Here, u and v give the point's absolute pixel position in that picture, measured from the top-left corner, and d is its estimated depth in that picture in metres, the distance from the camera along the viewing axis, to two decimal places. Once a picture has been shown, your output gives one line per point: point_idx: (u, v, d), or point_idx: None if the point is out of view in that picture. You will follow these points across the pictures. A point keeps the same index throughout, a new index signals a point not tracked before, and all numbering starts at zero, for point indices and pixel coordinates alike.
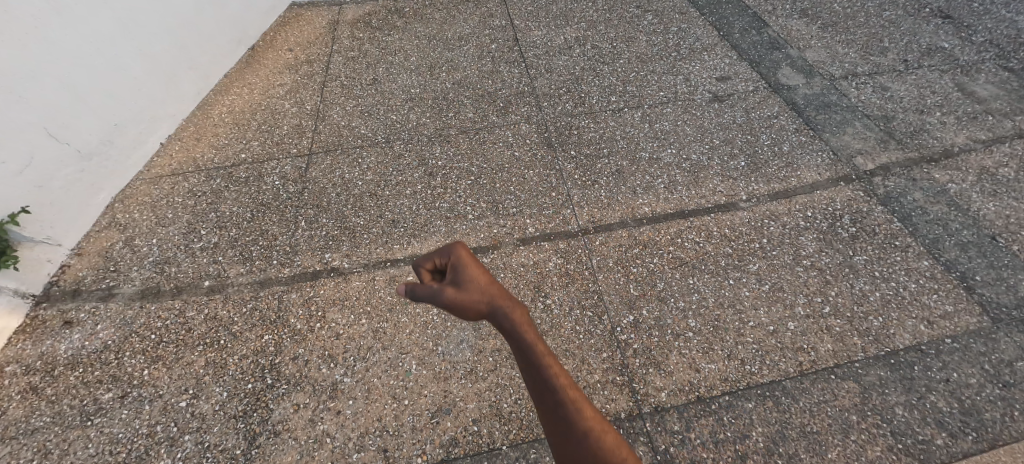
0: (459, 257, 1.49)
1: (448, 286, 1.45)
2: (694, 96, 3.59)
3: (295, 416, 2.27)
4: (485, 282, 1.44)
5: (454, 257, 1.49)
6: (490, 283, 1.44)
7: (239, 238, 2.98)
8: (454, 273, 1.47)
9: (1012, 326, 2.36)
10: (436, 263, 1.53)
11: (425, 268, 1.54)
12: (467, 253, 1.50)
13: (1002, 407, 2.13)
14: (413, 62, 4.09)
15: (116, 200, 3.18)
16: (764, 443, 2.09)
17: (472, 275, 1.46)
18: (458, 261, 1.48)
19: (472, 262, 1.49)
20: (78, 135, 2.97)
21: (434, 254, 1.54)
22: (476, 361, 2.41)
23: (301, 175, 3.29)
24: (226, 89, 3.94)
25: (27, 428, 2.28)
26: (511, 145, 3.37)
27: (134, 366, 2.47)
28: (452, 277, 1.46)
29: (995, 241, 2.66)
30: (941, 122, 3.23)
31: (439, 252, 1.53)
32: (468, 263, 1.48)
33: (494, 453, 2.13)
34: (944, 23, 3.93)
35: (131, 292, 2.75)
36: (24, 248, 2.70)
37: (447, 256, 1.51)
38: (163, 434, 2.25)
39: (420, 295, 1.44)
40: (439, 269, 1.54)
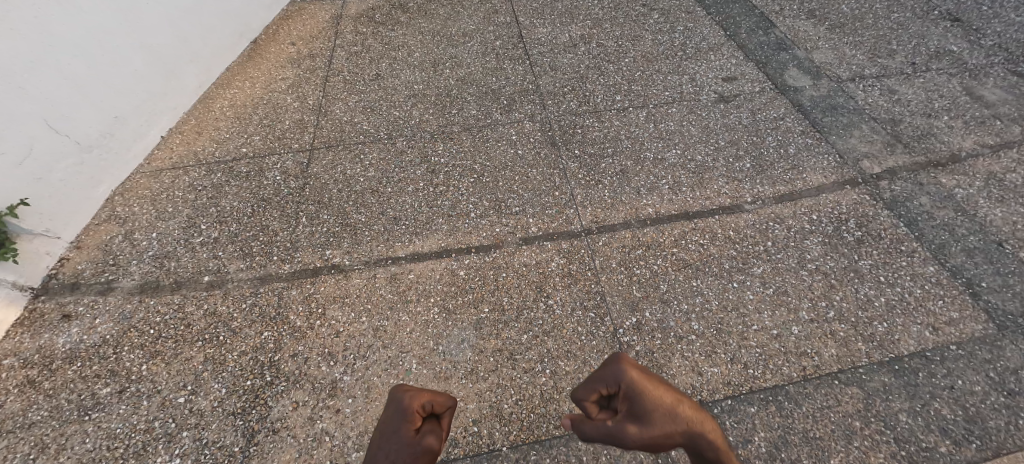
0: (630, 383, 1.52)
1: (626, 420, 1.47)
2: (699, 97, 3.56)
3: (294, 413, 2.26)
4: (659, 404, 1.50)
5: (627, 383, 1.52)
6: (652, 382, 1.54)
7: (240, 233, 2.95)
8: (628, 404, 1.50)
9: (1017, 333, 2.34)
10: (600, 391, 1.54)
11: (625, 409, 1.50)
12: (633, 368, 1.55)
13: (1007, 415, 2.12)
14: (417, 58, 4.06)
15: (115, 193, 3.16)
16: (766, 448, 2.08)
17: (654, 402, 1.50)
18: (633, 387, 1.51)
19: (635, 368, 1.56)
20: (78, 127, 2.94)
21: (596, 383, 1.55)
22: (477, 360, 2.39)
23: (302, 171, 3.26)
24: (228, 82, 3.91)
25: (24, 422, 2.26)
26: (514, 144, 3.34)
27: (132, 361, 2.46)
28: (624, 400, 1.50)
29: (1001, 247, 2.64)
30: (949, 126, 3.21)
31: (604, 380, 1.54)
32: (632, 370, 1.55)
33: (494, 454, 2.11)
34: (952, 26, 3.90)
35: (130, 287, 2.73)
36: (23, 240, 2.68)
37: (614, 381, 1.53)
38: (161, 430, 2.23)
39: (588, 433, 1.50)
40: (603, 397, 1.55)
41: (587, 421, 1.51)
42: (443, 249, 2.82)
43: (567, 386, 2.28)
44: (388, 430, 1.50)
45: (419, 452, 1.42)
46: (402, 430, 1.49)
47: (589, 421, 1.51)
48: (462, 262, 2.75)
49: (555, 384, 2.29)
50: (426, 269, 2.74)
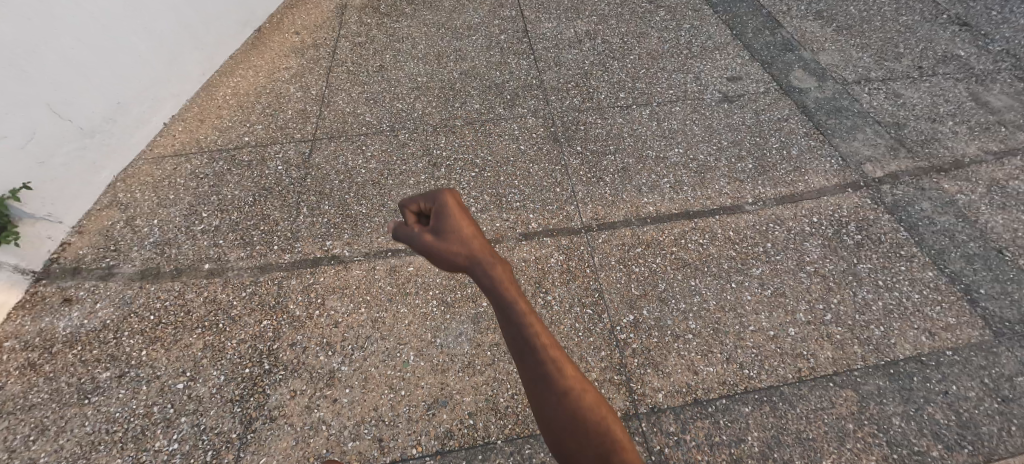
0: (443, 205, 1.26)
1: (429, 231, 1.24)
2: (704, 96, 3.54)
3: (292, 402, 2.27)
4: (467, 236, 1.23)
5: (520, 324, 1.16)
6: (475, 236, 1.24)
7: (240, 222, 2.96)
8: (436, 222, 1.24)
9: (1014, 341, 2.34)
10: (418, 207, 1.29)
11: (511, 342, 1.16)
12: (454, 201, 1.27)
13: (999, 421, 2.13)
14: (420, 50, 4.05)
15: (117, 179, 3.17)
16: (759, 448, 2.09)
17: (459, 233, 1.23)
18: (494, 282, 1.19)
19: (460, 212, 1.26)
20: (80, 111, 2.94)
21: (420, 197, 1.30)
22: (474, 354, 2.40)
23: (304, 161, 3.27)
24: (231, 70, 3.91)
25: (24, 404, 2.28)
26: (517, 139, 3.34)
27: (132, 346, 2.47)
28: (433, 227, 1.24)
29: (1001, 254, 2.64)
30: (953, 132, 3.20)
31: (425, 196, 1.29)
32: (455, 213, 1.25)
33: (489, 447, 2.13)
34: (961, 30, 3.87)
35: (131, 273, 2.74)
36: (25, 224, 2.69)
37: (431, 201, 1.28)
38: (159, 415, 2.25)
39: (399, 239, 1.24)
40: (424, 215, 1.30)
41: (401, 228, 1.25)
42: None
43: None
44: None
45: None
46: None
47: (408, 228, 1.25)
48: None
49: None
50: (426, 262, 2.74)
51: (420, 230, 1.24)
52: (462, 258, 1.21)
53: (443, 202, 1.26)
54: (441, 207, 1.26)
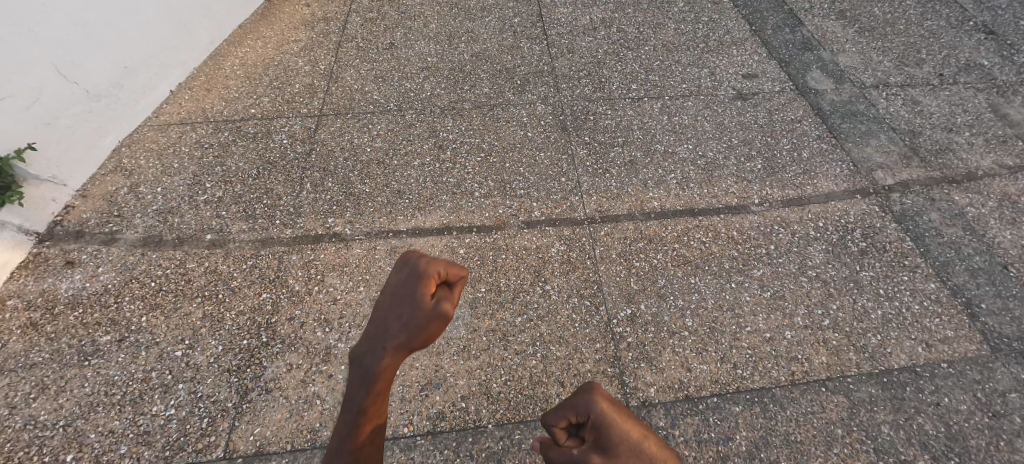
0: (600, 411, 1.27)
1: (592, 450, 1.23)
2: (717, 92, 3.48)
3: (288, 375, 2.30)
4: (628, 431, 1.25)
5: (596, 414, 1.27)
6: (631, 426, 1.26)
7: (244, 194, 2.96)
8: (597, 436, 1.25)
9: (1011, 357, 2.33)
10: (567, 420, 1.29)
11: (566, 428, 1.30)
12: (605, 401, 1.30)
13: (989, 436, 2.13)
14: (432, 30, 3.98)
15: (123, 144, 3.16)
16: (747, 447, 2.10)
17: (621, 432, 1.25)
18: (601, 418, 1.27)
19: (609, 404, 1.30)
20: (88, 74, 2.93)
21: (565, 410, 1.30)
22: (469, 339, 2.41)
23: (310, 136, 3.24)
24: (240, 40, 3.86)
25: (25, 363, 2.32)
26: (525, 125, 3.30)
27: (133, 311, 2.50)
28: (594, 436, 1.25)
29: (1006, 270, 2.61)
30: (968, 143, 3.14)
31: (570, 406, 1.30)
32: (608, 409, 1.28)
33: (479, 430, 2.15)
34: (987, 39, 3.78)
35: (134, 239, 2.76)
36: (29, 185, 2.70)
37: (581, 411, 1.28)
38: (157, 381, 2.28)
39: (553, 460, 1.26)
40: (574, 425, 1.30)
41: (553, 448, 1.28)
42: (445, 227, 2.81)
43: (556, 371, 2.31)
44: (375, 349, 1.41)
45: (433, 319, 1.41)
46: (419, 294, 1.44)
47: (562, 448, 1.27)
48: (463, 241, 2.75)
49: (545, 368, 2.32)
50: (427, 245, 2.74)
51: (581, 450, 1.24)
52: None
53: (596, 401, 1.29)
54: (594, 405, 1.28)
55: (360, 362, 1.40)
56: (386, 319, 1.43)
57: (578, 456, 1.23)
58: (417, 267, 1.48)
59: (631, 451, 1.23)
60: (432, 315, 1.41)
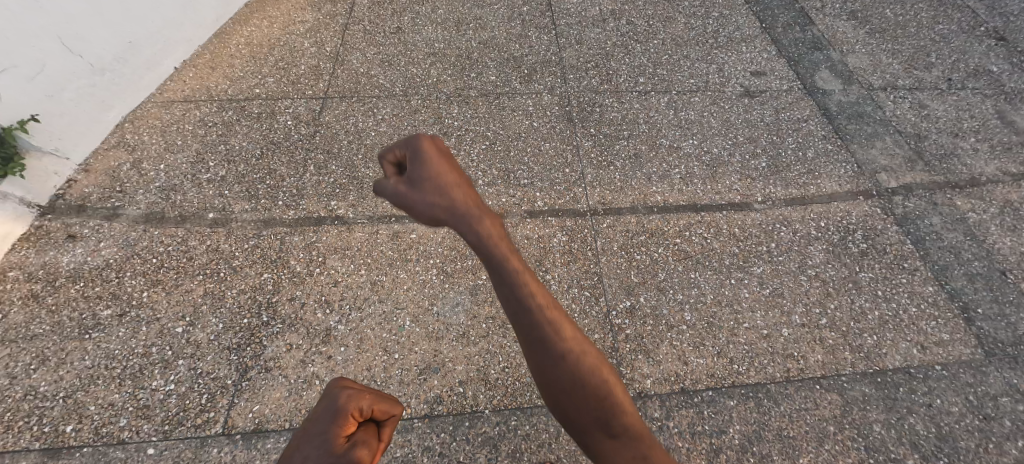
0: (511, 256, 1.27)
1: (404, 180, 1.30)
2: (725, 88, 3.47)
3: (287, 354, 2.32)
4: (439, 172, 1.29)
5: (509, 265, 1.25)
6: (457, 184, 1.30)
7: (247, 174, 2.95)
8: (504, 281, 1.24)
9: (1004, 362, 2.36)
10: (394, 157, 1.33)
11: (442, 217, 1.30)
12: (434, 148, 1.32)
13: (978, 437, 2.16)
14: (440, 16, 3.95)
15: (126, 119, 3.14)
16: (740, 440, 2.13)
17: (434, 170, 1.29)
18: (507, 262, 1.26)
19: (442, 159, 1.32)
20: (92, 47, 2.90)
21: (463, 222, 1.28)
22: (469, 325, 2.43)
23: (314, 118, 3.23)
24: (245, 19, 3.84)
25: (27, 334, 2.33)
26: (530, 115, 3.28)
27: (134, 287, 2.51)
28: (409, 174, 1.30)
29: (1004, 276, 2.63)
30: (973, 149, 3.14)
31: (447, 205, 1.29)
32: (430, 152, 1.31)
33: (476, 415, 2.17)
34: (997, 45, 3.76)
35: (136, 215, 2.76)
36: (32, 157, 2.69)
37: (405, 149, 1.32)
38: (158, 356, 2.30)
39: (385, 193, 1.31)
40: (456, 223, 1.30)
41: (382, 181, 1.32)
42: None
43: None
44: None
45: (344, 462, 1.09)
46: (327, 434, 1.14)
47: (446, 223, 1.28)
48: None
49: None
50: (429, 231, 2.74)
51: (395, 183, 1.31)
52: (439, 210, 1.27)
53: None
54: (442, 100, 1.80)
55: None
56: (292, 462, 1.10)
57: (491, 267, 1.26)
58: (336, 401, 1.20)
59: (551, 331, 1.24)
60: (350, 457, 1.09)
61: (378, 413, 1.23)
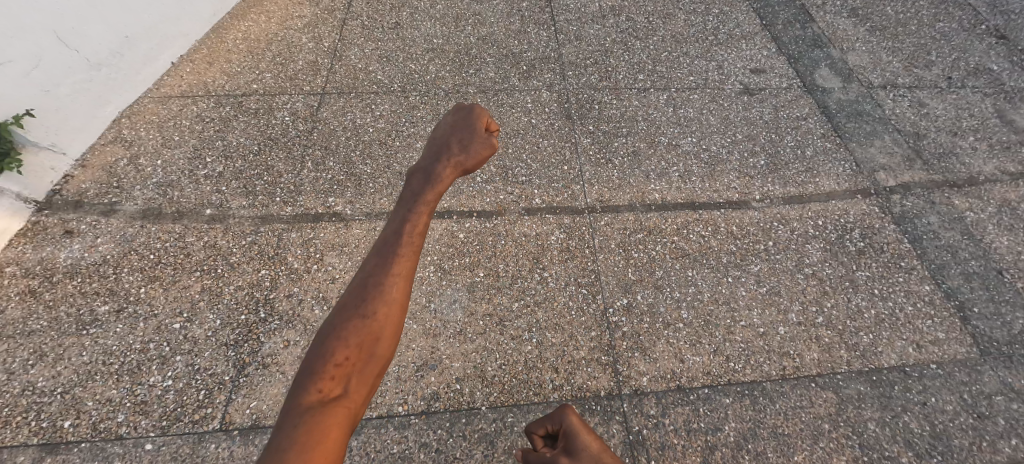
0: (570, 423, 1.12)
1: (560, 453, 1.08)
2: (724, 85, 3.46)
3: (285, 351, 2.32)
4: (598, 451, 1.06)
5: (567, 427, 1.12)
6: (602, 449, 1.07)
7: (244, 170, 2.94)
8: (565, 442, 1.10)
9: (999, 361, 2.37)
10: (546, 429, 1.18)
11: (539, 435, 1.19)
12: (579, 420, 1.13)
13: (972, 436, 2.17)
14: (439, 11, 3.93)
15: (123, 115, 3.13)
16: (735, 438, 2.15)
17: (584, 442, 1.08)
18: (571, 428, 1.12)
19: (586, 429, 1.12)
20: (88, 42, 2.88)
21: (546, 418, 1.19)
22: (466, 322, 2.43)
23: (312, 114, 3.22)
24: (243, 14, 3.82)
25: (24, 329, 2.33)
26: (529, 112, 3.27)
27: (132, 283, 2.50)
28: (562, 447, 1.10)
29: (1000, 275, 2.63)
30: (973, 147, 3.14)
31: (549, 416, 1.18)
32: (582, 432, 1.11)
33: (473, 412, 2.18)
34: (998, 43, 3.74)
35: (133, 211, 2.75)
36: (28, 152, 2.67)
37: (556, 422, 1.15)
38: (155, 352, 2.30)
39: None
40: (553, 437, 1.17)
41: (531, 452, 1.13)
42: (445, 211, 2.81)
43: (551, 357, 2.33)
44: (439, 141, 1.46)
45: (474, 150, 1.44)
46: (472, 126, 1.49)
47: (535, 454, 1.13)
48: (463, 225, 2.76)
49: (540, 353, 2.34)
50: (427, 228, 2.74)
51: (552, 453, 1.09)
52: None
53: (437, 165, 1.39)
54: (471, 112, 1.53)
55: (421, 172, 1.38)
56: (445, 147, 1.44)
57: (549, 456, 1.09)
58: (468, 110, 1.53)
59: None
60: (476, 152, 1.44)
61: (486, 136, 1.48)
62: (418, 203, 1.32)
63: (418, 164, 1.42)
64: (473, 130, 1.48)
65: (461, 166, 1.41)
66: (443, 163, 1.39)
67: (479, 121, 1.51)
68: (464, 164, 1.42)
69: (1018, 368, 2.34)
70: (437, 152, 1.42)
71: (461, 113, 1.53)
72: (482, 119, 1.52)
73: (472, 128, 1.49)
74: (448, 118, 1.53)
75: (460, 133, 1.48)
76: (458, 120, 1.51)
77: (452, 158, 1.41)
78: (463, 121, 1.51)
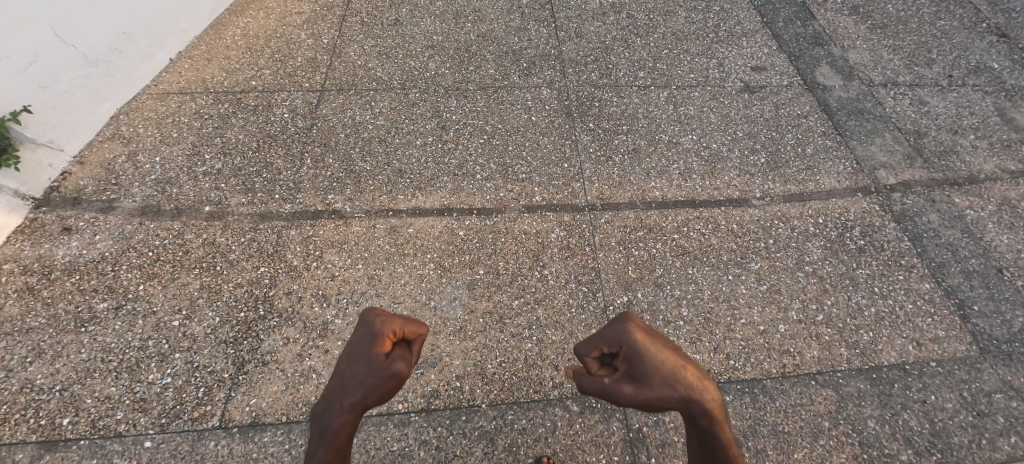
0: (630, 340, 1.42)
1: (620, 372, 1.40)
2: (725, 83, 3.45)
3: (284, 348, 2.31)
4: (656, 363, 1.39)
5: (628, 342, 1.42)
6: (668, 362, 1.40)
7: (243, 168, 2.93)
8: (627, 364, 1.40)
9: (999, 359, 2.37)
10: (598, 352, 1.44)
11: (591, 357, 1.46)
12: (636, 329, 1.45)
13: (971, 434, 2.17)
14: (439, 8, 3.91)
15: (121, 112, 3.11)
16: (735, 435, 2.15)
17: (656, 362, 1.39)
18: (631, 347, 1.41)
19: (644, 337, 1.44)
20: (86, 38, 2.87)
21: (599, 342, 1.45)
22: (466, 320, 2.43)
23: (311, 111, 3.21)
24: (242, 10, 3.80)
25: (22, 327, 2.32)
26: (529, 109, 3.27)
27: (130, 280, 2.49)
28: (624, 365, 1.40)
29: (1000, 273, 2.64)
30: (973, 145, 3.14)
31: (604, 339, 1.45)
32: (641, 341, 1.42)
33: (472, 409, 2.18)
34: (999, 41, 3.74)
35: (131, 207, 2.74)
36: (26, 148, 2.66)
37: (614, 343, 1.43)
38: (154, 349, 2.29)
39: (586, 388, 1.42)
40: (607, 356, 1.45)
41: (588, 376, 1.43)
42: (445, 208, 2.81)
43: (551, 355, 2.33)
44: (358, 353, 1.43)
45: (387, 376, 1.38)
46: (371, 352, 1.42)
47: (596, 378, 1.43)
48: (463, 222, 2.75)
49: (540, 351, 2.34)
50: (426, 225, 2.73)
51: (612, 380, 1.40)
52: (670, 396, 1.36)
53: (339, 411, 1.35)
54: (372, 329, 1.46)
55: (322, 417, 1.36)
56: (347, 375, 1.40)
57: (610, 382, 1.39)
58: (372, 325, 1.47)
59: (669, 384, 1.37)
60: (390, 370, 1.38)
61: (408, 334, 1.48)
62: (337, 433, 1.34)
63: (325, 392, 1.39)
64: (372, 356, 1.41)
65: (369, 397, 1.37)
66: (353, 394, 1.37)
67: (383, 336, 1.44)
68: (367, 399, 1.37)
69: (1018, 366, 2.35)
70: (344, 380, 1.39)
71: (365, 336, 1.46)
72: (388, 332, 1.45)
73: (369, 354, 1.41)
74: (351, 338, 1.48)
75: (357, 363, 1.41)
76: (357, 340, 1.46)
77: (358, 392, 1.37)
78: (369, 338, 1.45)
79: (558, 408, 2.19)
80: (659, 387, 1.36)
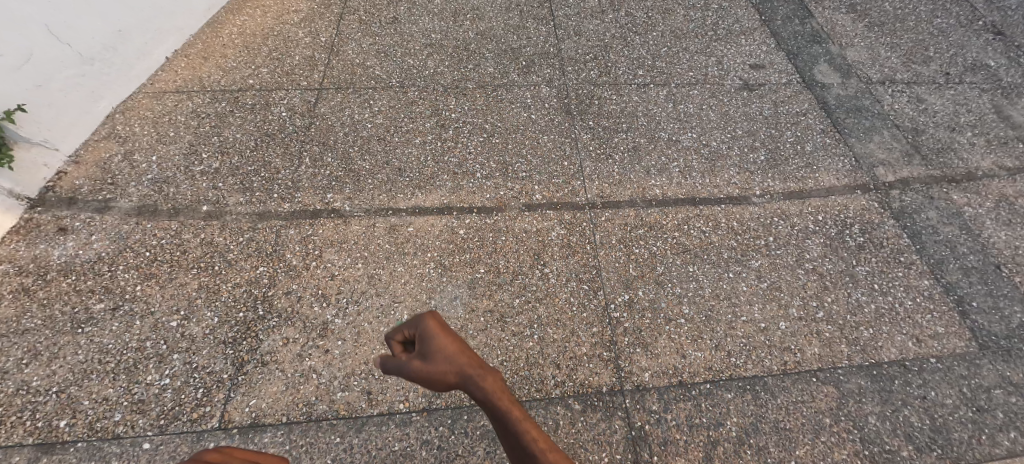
0: (428, 330, 1.25)
1: (416, 358, 1.24)
2: (724, 81, 3.46)
3: (284, 348, 2.30)
4: (454, 352, 1.23)
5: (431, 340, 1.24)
6: (461, 351, 1.23)
7: (241, 167, 2.91)
8: (422, 347, 1.24)
9: (998, 355, 2.38)
10: (402, 335, 1.28)
11: (395, 341, 1.29)
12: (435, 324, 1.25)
13: (971, 429, 2.19)
14: (437, 6, 3.90)
15: (116, 111, 3.09)
16: (737, 433, 2.15)
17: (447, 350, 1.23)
18: (427, 333, 1.24)
19: (443, 330, 1.26)
20: (81, 36, 2.84)
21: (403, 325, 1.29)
22: (467, 319, 2.42)
23: (309, 110, 3.19)
24: (238, 9, 3.78)
25: (17, 328, 2.29)
26: (529, 107, 3.26)
27: (127, 280, 2.47)
28: (419, 351, 1.24)
29: (998, 270, 2.65)
30: (970, 143, 3.15)
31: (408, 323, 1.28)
32: (438, 333, 1.24)
33: (474, 409, 2.17)
34: (995, 39, 3.76)
35: (128, 207, 2.71)
36: (20, 148, 2.63)
37: (413, 328, 1.27)
38: (152, 350, 2.27)
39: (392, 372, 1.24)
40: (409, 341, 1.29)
41: (390, 360, 1.25)
42: (445, 207, 2.80)
43: (553, 353, 2.32)
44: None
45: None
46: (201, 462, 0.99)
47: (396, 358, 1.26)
48: (463, 221, 2.74)
49: (542, 350, 2.33)
50: (426, 224, 2.72)
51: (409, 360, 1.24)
52: (450, 377, 1.21)
53: None
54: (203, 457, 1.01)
55: None
56: None
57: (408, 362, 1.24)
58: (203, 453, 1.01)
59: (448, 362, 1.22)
60: None
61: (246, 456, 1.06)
62: None
63: None
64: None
65: None
66: None
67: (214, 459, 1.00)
68: None
69: (1017, 362, 2.36)
70: None
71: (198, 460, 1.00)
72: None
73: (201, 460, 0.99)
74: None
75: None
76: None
77: None
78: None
79: (560, 407, 2.18)
80: (439, 364, 1.22)
